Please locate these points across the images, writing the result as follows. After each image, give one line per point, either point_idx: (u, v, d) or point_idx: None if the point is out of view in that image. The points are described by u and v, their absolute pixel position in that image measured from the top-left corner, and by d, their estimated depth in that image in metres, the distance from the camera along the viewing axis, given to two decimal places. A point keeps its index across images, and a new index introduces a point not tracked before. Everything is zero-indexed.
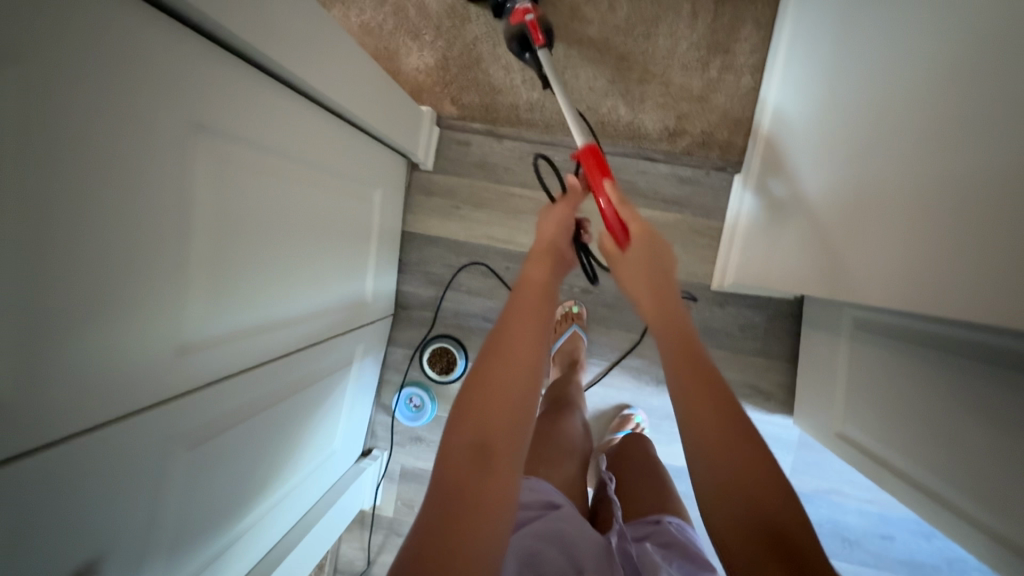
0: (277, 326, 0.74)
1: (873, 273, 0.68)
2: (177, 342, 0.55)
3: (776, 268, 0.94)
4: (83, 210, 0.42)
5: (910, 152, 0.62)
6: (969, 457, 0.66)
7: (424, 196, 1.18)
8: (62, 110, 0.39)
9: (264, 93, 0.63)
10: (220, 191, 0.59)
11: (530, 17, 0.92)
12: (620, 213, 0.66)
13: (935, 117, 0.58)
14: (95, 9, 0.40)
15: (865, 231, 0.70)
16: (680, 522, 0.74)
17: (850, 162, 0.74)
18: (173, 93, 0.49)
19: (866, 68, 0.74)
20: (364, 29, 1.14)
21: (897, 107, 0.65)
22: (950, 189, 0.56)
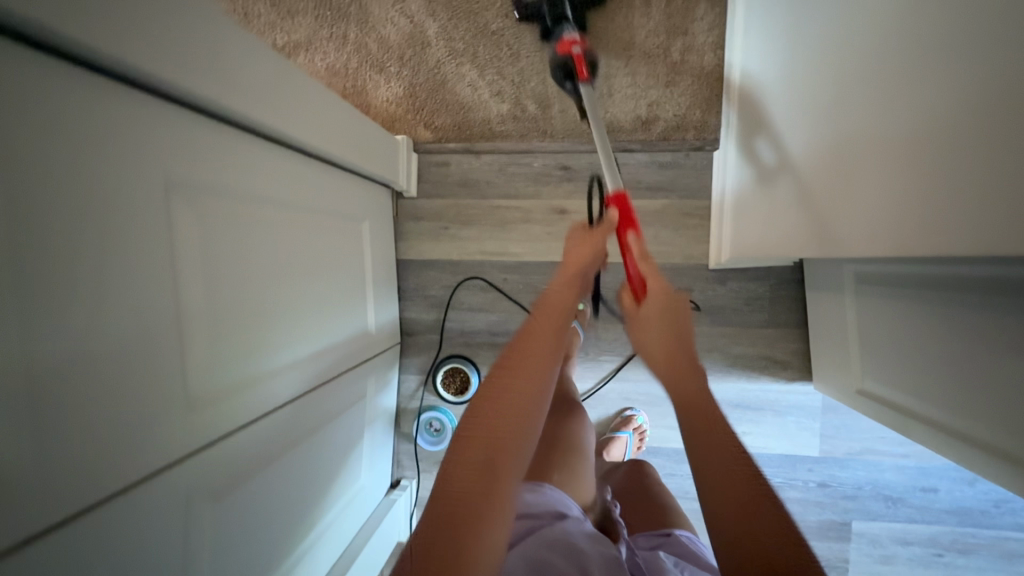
0: (285, 372, 0.75)
1: (867, 228, 0.68)
2: (187, 399, 0.56)
3: (770, 237, 0.94)
4: (74, 282, 0.43)
5: (885, 98, 0.62)
6: (997, 393, 0.64)
7: (412, 222, 1.20)
8: (34, 191, 0.40)
9: (239, 144, 0.65)
10: (208, 246, 0.60)
11: (575, 49, 0.93)
12: (641, 270, 0.68)
13: (902, 61, 0.59)
14: (53, 92, 0.41)
15: (856, 184, 0.70)
16: (689, 534, 0.79)
17: (828, 122, 0.75)
18: (146, 158, 0.50)
19: (828, 26, 0.74)
20: (330, 71, 1.18)
21: (866, 60, 0.66)
22: (925, 130, 0.56)
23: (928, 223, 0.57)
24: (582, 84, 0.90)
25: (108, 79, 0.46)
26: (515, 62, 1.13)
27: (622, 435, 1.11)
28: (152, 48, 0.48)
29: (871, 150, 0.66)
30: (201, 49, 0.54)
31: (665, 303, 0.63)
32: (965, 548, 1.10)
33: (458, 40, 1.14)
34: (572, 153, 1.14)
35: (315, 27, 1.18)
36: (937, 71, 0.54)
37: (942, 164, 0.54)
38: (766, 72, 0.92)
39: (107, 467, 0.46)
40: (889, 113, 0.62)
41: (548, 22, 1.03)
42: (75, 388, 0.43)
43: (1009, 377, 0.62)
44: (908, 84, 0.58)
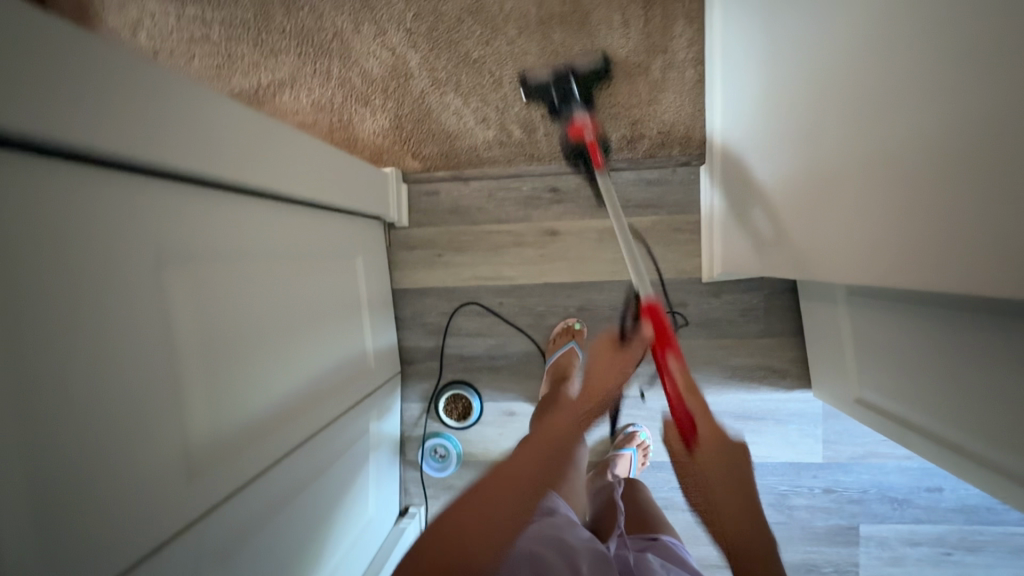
0: (286, 420, 0.76)
1: (843, 251, 0.69)
2: (189, 463, 0.57)
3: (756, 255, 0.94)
4: (69, 368, 0.44)
5: (853, 125, 0.63)
6: (995, 406, 0.65)
7: (406, 252, 1.21)
8: (27, 289, 0.41)
9: (223, 204, 0.66)
10: (202, 311, 0.61)
11: (588, 136, 1.00)
12: (688, 409, 0.68)
13: (868, 90, 0.60)
14: (38, 189, 0.43)
15: (830, 206, 0.71)
16: (675, 541, 0.82)
17: (802, 145, 0.76)
18: (133, 234, 0.52)
19: (796, 49, 0.75)
20: (315, 107, 1.19)
21: (833, 86, 0.67)
22: (892, 158, 0.57)
23: (899, 248, 0.57)
24: (598, 175, 0.98)
25: (90, 165, 0.48)
26: (498, 89, 1.13)
27: (626, 453, 1.12)
28: (130, 129, 0.49)
29: (841, 176, 0.67)
30: (179, 121, 0.55)
31: (718, 460, 0.64)
32: (974, 546, 1.10)
33: (440, 69, 1.15)
34: (559, 175, 1.15)
35: (298, 65, 1.19)
36: (899, 101, 0.54)
37: (908, 190, 0.54)
38: (742, 91, 0.93)
39: (113, 544, 0.47)
40: (857, 140, 0.62)
41: (556, 101, 1.06)
42: (77, 471, 0.44)
43: (1004, 390, 0.63)
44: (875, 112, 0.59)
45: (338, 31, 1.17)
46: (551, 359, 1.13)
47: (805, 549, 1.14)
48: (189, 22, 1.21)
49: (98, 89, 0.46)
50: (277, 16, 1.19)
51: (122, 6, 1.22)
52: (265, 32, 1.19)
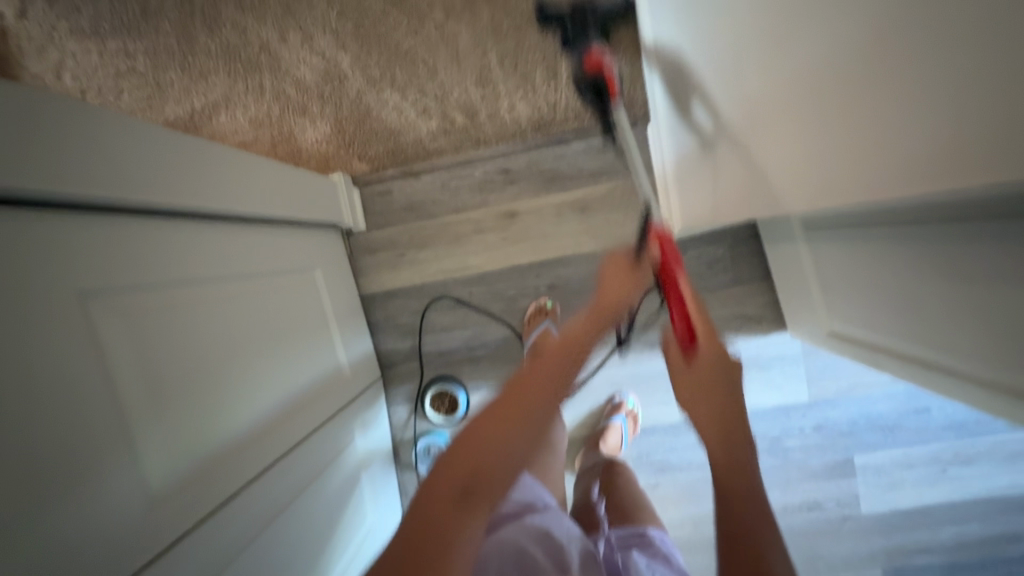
0: (258, 438, 0.75)
1: (796, 176, 0.68)
2: (146, 495, 0.56)
3: (708, 195, 0.95)
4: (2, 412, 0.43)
5: (783, 55, 0.62)
6: (964, 316, 0.65)
7: (368, 255, 1.20)
8: None
9: (154, 229, 0.64)
10: (142, 340, 0.59)
11: (607, 68, 0.81)
12: (689, 324, 0.68)
13: (788, 13, 0.59)
14: None
15: (774, 141, 0.71)
16: (662, 534, 0.81)
17: (735, 80, 0.75)
18: (53, 272, 0.50)
19: None
20: (254, 123, 1.17)
21: (758, 13, 0.66)
22: (821, 78, 0.56)
23: (852, 158, 0.57)
24: (617, 111, 0.82)
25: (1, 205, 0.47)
26: (434, 78, 1.12)
27: (616, 421, 1.12)
28: (20, 167, 0.48)
29: (779, 102, 0.66)
30: (73, 149, 0.53)
31: (711, 363, 0.63)
32: (967, 459, 1.11)
33: (373, 67, 1.13)
34: (509, 156, 1.14)
35: (230, 84, 1.17)
36: (820, 16, 0.54)
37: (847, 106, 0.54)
38: (671, 40, 0.92)
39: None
40: (789, 67, 0.62)
41: (569, 32, 0.95)
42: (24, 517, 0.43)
43: (966, 299, 0.63)
44: (799, 39, 0.58)
45: (264, 43, 1.15)
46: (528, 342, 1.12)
47: (806, 488, 1.15)
48: (113, 57, 1.18)
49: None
50: (201, 37, 1.16)
51: (40, 50, 1.18)
52: (191, 55, 1.17)
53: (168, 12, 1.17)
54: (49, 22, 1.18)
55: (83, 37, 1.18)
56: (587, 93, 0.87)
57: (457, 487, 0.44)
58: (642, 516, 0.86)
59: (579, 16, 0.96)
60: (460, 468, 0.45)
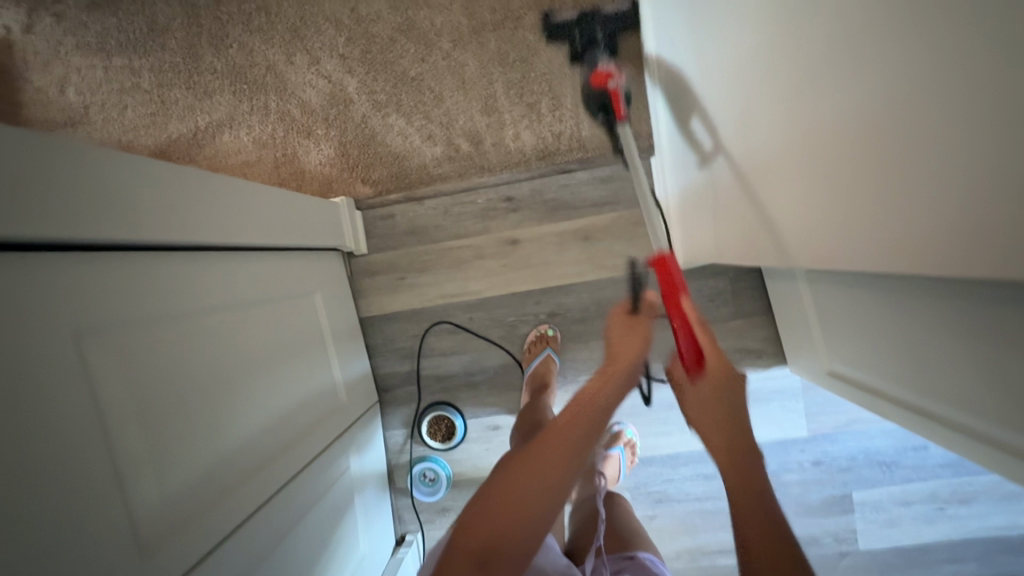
0: (253, 473, 0.74)
1: (794, 241, 0.64)
2: (138, 543, 0.55)
3: (720, 238, 0.90)
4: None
5: (758, 126, 0.62)
6: (963, 370, 0.65)
7: (369, 278, 1.19)
8: None
9: (151, 264, 0.63)
10: (138, 382, 0.59)
11: (612, 83, 0.89)
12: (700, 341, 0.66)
13: (766, 81, 0.56)
14: None
15: (759, 202, 0.71)
16: (652, 557, 0.81)
17: (733, 131, 0.71)
18: (46, 316, 0.49)
19: (703, 51, 0.74)
20: (258, 143, 1.16)
21: (744, 72, 0.62)
22: (803, 148, 0.53)
23: (821, 235, 0.56)
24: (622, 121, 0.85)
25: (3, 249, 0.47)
26: (440, 104, 1.12)
27: (614, 453, 1.11)
28: (19, 210, 0.47)
29: (771, 164, 0.63)
30: (74, 188, 0.52)
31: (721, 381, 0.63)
32: (964, 498, 1.11)
33: (379, 91, 1.13)
34: (513, 183, 1.14)
35: (235, 104, 1.16)
36: (795, 91, 0.51)
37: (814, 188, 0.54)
38: (675, 80, 0.89)
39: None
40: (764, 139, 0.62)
41: (579, 44, 1.06)
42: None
43: (966, 354, 0.63)
44: (770, 115, 0.58)
45: (270, 64, 1.15)
46: (529, 370, 1.12)
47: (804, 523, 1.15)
48: (118, 74, 1.18)
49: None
50: (207, 56, 1.16)
51: (45, 64, 1.18)
52: (197, 74, 1.17)
53: (175, 30, 1.17)
54: (55, 37, 1.18)
55: (89, 52, 1.18)
56: (598, 111, 0.95)
57: (478, 553, 0.51)
58: (632, 544, 0.85)
59: (587, 24, 1.05)
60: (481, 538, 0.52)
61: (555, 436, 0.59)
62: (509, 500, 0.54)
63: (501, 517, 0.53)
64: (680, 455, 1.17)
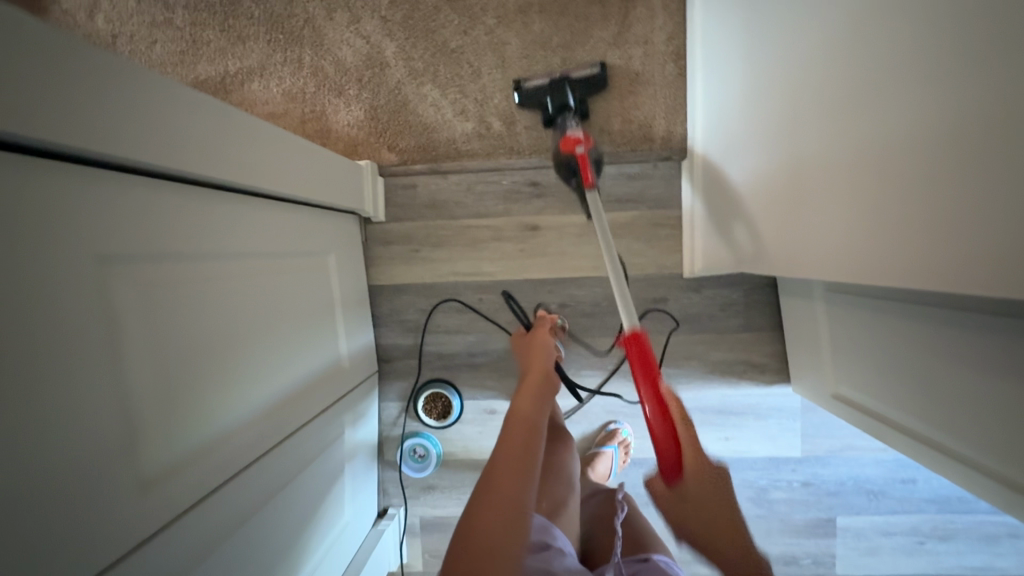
0: (253, 426, 0.73)
1: (830, 255, 0.66)
2: (137, 479, 0.53)
3: (746, 247, 0.92)
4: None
5: (821, 128, 0.64)
6: (969, 406, 0.66)
7: (382, 246, 1.18)
8: None
9: (177, 197, 0.62)
10: (154, 314, 0.57)
11: (580, 148, 0.95)
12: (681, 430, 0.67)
13: (843, 84, 0.58)
14: None
15: (799, 210, 0.72)
16: (667, 560, 0.78)
17: (788, 140, 0.73)
18: (67, 231, 0.47)
19: (769, 55, 0.75)
20: (287, 96, 1.14)
21: (818, 82, 0.64)
22: (872, 157, 0.55)
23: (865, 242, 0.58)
24: (591, 191, 0.92)
25: (33, 155, 0.45)
26: (476, 80, 1.10)
27: (607, 450, 1.11)
28: (53, 115, 0.45)
29: (826, 175, 0.64)
30: (109, 104, 0.50)
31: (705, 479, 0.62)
32: (945, 535, 1.12)
33: (416, 59, 1.11)
34: (540, 169, 1.13)
35: (268, 53, 1.14)
36: (880, 94, 0.52)
37: (867, 197, 0.56)
38: (729, 83, 0.90)
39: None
40: (823, 141, 0.64)
41: (551, 109, 1.04)
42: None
43: (978, 389, 0.63)
44: (840, 120, 0.60)
45: (309, 17, 1.13)
46: None
47: (784, 541, 1.16)
48: (152, 6, 1.15)
49: (14, 75, 0.41)
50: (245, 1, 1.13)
51: None
52: (232, 18, 1.14)
53: None
54: None
55: None
56: (569, 173, 1.00)
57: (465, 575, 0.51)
58: (645, 545, 0.83)
59: (558, 88, 1.03)
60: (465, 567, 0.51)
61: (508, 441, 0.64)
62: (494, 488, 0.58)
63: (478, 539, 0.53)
64: None
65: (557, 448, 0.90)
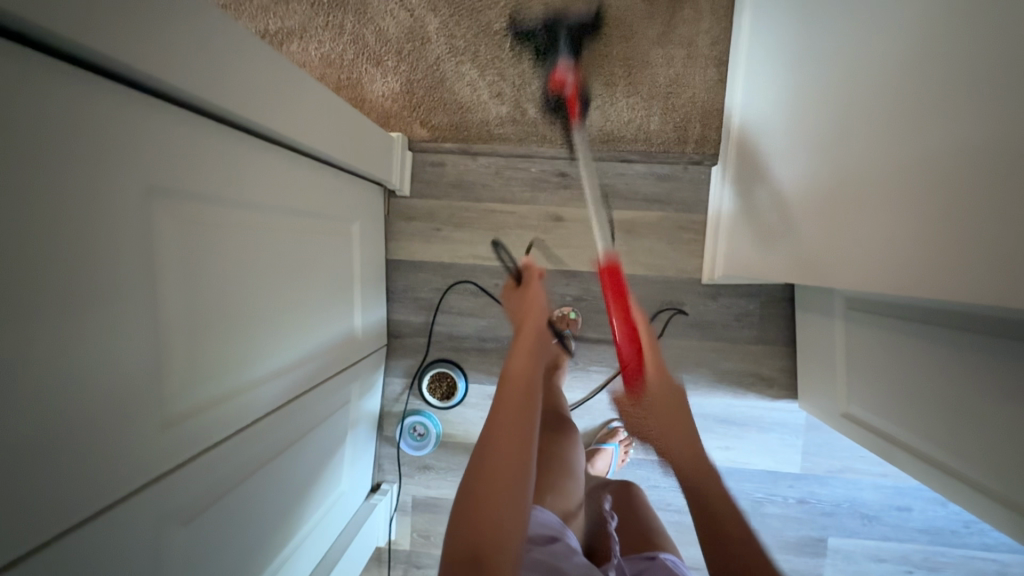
0: (268, 381, 0.72)
1: (894, 264, 0.64)
2: (161, 415, 0.53)
3: (781, 263, 0.91)
4: (33, 290, 0.39)
5: (893, 136, 0.63)
6: (984, 431, 0.66)
7: (404, 222, 1.17)
8: (28, 200, 0.38)
9: (223, 141, 0.61)
10: (190, 253, 0.57)
11: (568, 88, 1.04)
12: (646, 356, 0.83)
13: (925, 90, 0.58)
14: (48, 89, 0.39)
15: (852, 222, 0.72)
16: (674, 558, 0.78)
17: (847, 153, 0.73)
18: (122, 157, 0.47)
19: (836, 61, 0.75)
20: (324, 61, 1.13)
21: (890, 89, 0.64)
22: (952, 167, 0.54)
23: (930, 253, 0.58)
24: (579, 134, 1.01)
25: (102, 76, 0.45)
26: (516, 64, 1.10)
27: (608, 447, 1.11)
28: (122, 35, 0.44)
29: (890, 184, 0.64)
30: (174, 33, 0.49)
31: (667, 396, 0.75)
32: (935, 566, 1.12)
33: (459, 37, 1.10)
34: (570, 160, 1.12)
35: (309, 15, 1.13)
36: (967, 103, 0.52)
37: (940, 206, 0.56)
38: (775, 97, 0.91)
39: (51, 508, 0.42)
40: (893, 149, 0.63)
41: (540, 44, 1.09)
42: (23, 412, 0.39)
43: (995, 415, 0.63)
44: (914, 130, 0.60)
45: None
46: None
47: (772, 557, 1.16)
48: None
49: None
50: None
51: None
52: None
53: None
54: None
55: None
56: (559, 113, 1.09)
57: (467, 552, 0.49)
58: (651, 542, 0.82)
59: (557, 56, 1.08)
60: (466, 545, 0.49)
61: (502, 420, 0.59)
62: (490, 478, 0.53)
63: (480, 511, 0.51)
64: None
65: (559, 442, 0.90)
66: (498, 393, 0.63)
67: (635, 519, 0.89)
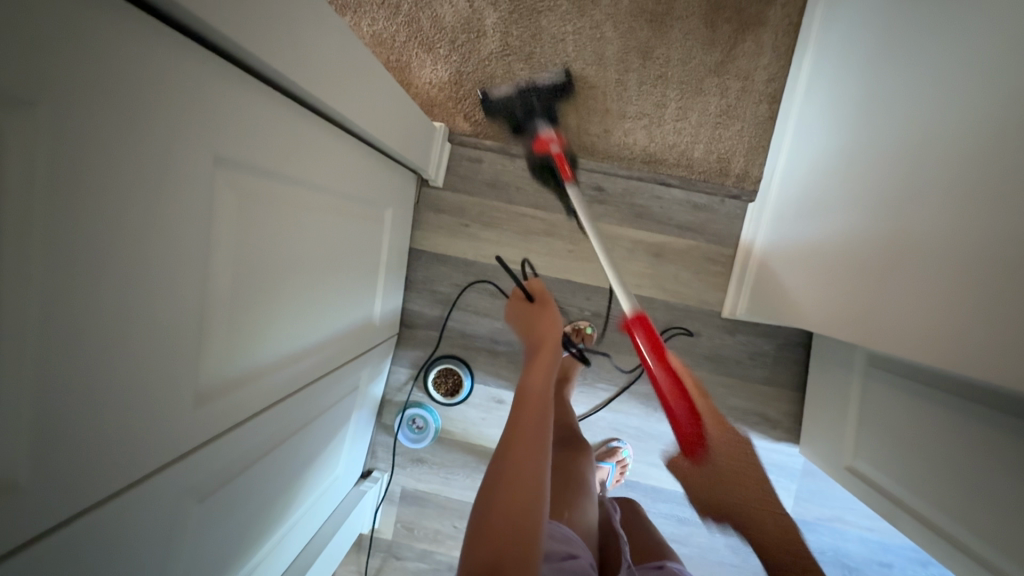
0: (289, 362, 0.71)
1: (918, 329, 0.64)
2: (193, 387, 0.51)
3: (811, 302, 0.89)
4: (98, 253, 0.37)
5: (936, 206, 0.63)
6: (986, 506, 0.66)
7: (433, 213, 1.16)
8: (110, 162, 0.37)
9: (287, 116, 0.60)
10: (241, 227, 0.55)
11: (555, 148, 1.01)
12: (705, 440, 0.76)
13: (977, 163, 0.58)
14: (150, 51, 0.38)
15: (884, 284, 0.71)
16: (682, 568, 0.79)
17: (884, 214, 0.72)
18: (200, 125, 0.45)
19: (889, 118, 0.75)
20: (375, 39, 1.10)
21: (937, 156, 0.64)
22: (995, 246, 0.54)
23: (960, 327, 0.58)
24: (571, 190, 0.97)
25: (197, 43, 0.43)
26: (568, 71, 1.09)
27: (605, 467, 1.11)
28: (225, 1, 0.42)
29: (927, 252, 0.63)
30: (264, 0, 0.47)
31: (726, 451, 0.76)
32: None
33: (515, 36, 1.09)
34: (608, 175, 1.12)
35: None
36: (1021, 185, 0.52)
37: (976, 281, 0.56)
38: (825, 140, 0.90)
39: (76, 476, 0.40)
40: (932, 217, 0.63)
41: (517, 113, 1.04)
42: (71, 375, 0.37)
43: (1000, 494, 0.64)
44: (958, 202, 0.60)
45: None
46: None
47: None
48: None
49: None
50: None
51: None
52: None
53: None
54: None
55: None
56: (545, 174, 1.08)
57: None
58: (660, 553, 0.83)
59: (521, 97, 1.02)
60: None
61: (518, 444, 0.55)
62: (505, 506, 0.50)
63: (497, 525, 0.49)
64: (662, 490, 1.18)
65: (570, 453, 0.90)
66: (512, 416, 0.60)
67: (640, 540, 0.88)
